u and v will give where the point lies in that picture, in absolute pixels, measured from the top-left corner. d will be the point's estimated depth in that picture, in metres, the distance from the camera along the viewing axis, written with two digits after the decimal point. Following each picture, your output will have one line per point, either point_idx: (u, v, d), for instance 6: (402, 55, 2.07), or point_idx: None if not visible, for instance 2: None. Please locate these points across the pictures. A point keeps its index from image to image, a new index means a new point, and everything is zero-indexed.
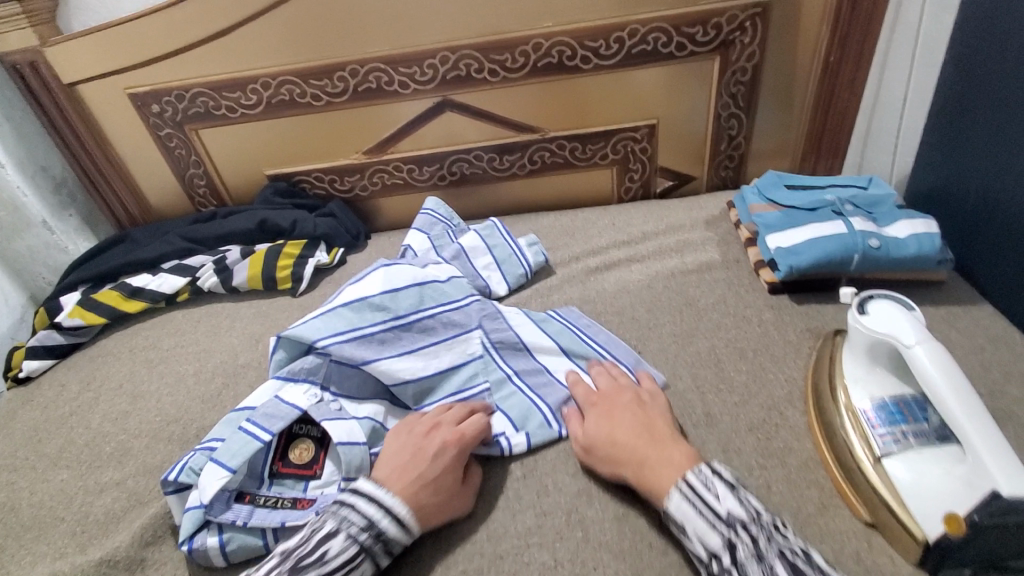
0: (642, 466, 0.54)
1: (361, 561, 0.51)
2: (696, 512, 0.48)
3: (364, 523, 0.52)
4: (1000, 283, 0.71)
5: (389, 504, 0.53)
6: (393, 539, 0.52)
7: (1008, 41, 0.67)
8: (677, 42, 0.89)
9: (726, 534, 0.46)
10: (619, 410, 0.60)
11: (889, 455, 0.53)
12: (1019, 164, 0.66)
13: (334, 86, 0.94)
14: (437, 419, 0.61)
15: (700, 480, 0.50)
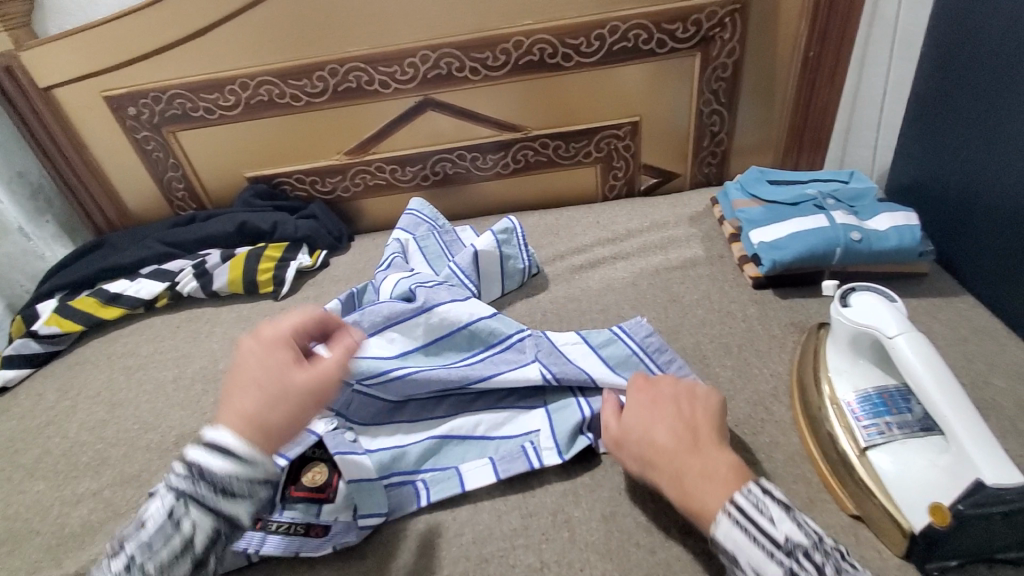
0: (681, 479, 0.49)
1: (181, 513, 0.41)
2: (750, 539, 0.43)
3: (184, 471, 0.42)
4: (981, 274, 0.72)
5: (214, 439, 0.42)
6: (226, 479, 0.42)
7: (985, 34, 0.67)
8: (658, 39, 0.89)
9: (787, 564, 0.41)
10: (666, 410, 0.54)
11: (873, 446, 0.53)
12: (998, 156, 0.67)
13: (313, 86, 0.93)
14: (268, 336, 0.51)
15: (750, 502, 0.45)
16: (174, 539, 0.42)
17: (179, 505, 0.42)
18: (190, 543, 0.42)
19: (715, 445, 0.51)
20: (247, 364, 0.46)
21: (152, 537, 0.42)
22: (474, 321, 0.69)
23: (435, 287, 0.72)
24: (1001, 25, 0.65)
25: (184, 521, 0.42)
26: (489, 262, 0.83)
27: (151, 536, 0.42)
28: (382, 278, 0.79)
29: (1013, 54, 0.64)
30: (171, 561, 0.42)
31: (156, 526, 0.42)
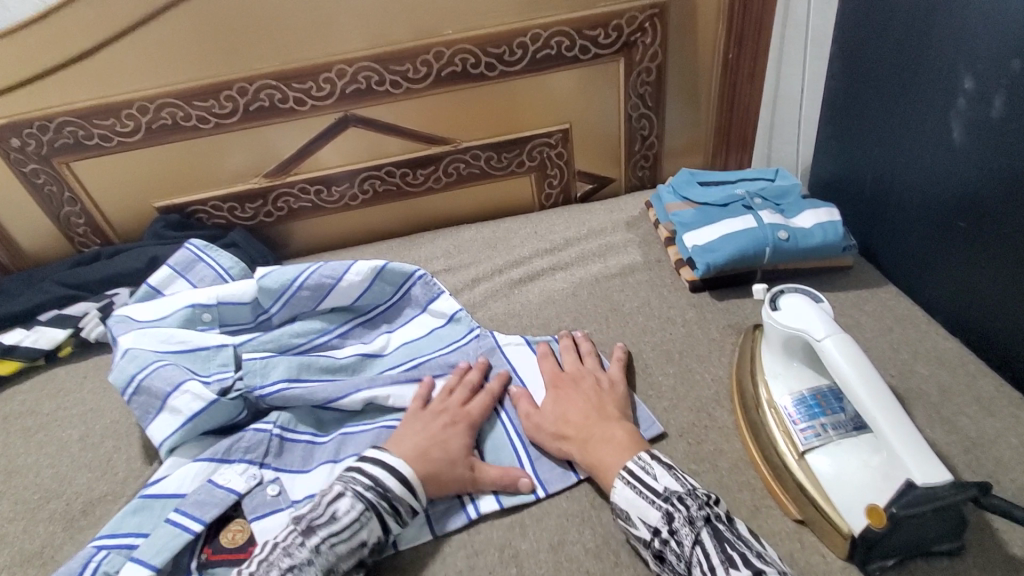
0: (584, 441, 0.57)
1: (371, 519, 0.51)
2: (637, 493, 0.52)
3: (369, 482, 0.53)
4: (901, 263, 0.74)
5: (394, 466, 0.55)
6: (400, 500, 0.53)
7: (885, 34, 0.69)
8: (581, 46, 0.88)
9: (664, 507, 0.50)
10: (575, 387, 0.64)
11: (809, 450, 0.53)
12: (909, 150, 0.69)
13: (221, 106, 0.87)
14: (444, 405, 0.63)
15: (640, 465, 0.53)
16: (353, 542, 0.50)
17: (367, 518, 0.51)
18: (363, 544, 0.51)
19: (617, 417, 0.59)
20: (432, 419, 0.61)
21: (332, 535, 0.50)
22: (416, 360, 0.73)
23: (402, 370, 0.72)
24: (897, 29, 0.68)
25: (368, 527, 0.51)
26: (398, 312, 0.80)
27: (330, 538, 0.50)
28: (297, 326, 0.76)
29: (916, 51, 0.66)
30: (342, 557, 0.50)
31: (343, 527, 0.50)
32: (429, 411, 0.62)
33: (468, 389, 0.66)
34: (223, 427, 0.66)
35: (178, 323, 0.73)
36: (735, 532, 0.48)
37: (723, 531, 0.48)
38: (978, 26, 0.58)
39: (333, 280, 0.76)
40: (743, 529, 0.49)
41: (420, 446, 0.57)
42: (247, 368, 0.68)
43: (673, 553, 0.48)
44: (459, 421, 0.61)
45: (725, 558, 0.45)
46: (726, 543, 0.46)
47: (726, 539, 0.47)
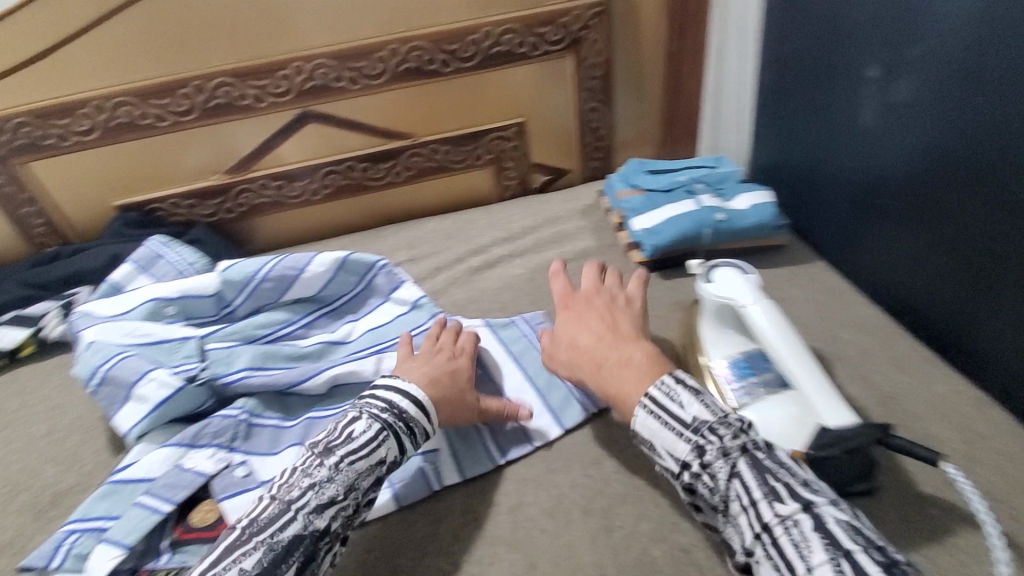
0: (600, 370, 0.57)
1: (388, 438, 0.54)
2: (662, 424, 0.49)
3: (385, 404, 0.55)
4: (830, 240, 0.81)
5: (406, 390, 0.57)
6: (414, 420, 0.56)
7: (806, 28, 0.76)
8: (531, 42, 0.92)
9: (693, 439, 0.47)
10: (589, 315, 0.63)
11: (741, 406, 0.57)
12: (832, 134, 0.75)
13: (180, 104, 0.88)
14: (438, 345, 0.67)
15: (662, 392, 0.51)
16: (372, 459, 0.52)
17: (384, 437, 0.54)
18: (380, 463, 0.53)
19: (634, 339, 0.58)
20: (435, 354, 0.65)
21: (351, 453, 0.52)
22: (382, 346, 0.76)
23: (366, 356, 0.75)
24: (816, 24, 0.74)
25: (386, 445, 0.53)
26: (364, 300, 0.83)
27: (348, 456, 0.51)
28: (264, 316, 0.78)
29: (834, 42, 0.71)
30: (362, 474, 0.52)
31: (362, 445, 0.52)
32: (432, 348, 0.66)
33: (454, 332, 0.70)
34: (190, 415, 0.68)
35: (141, 316, 0.74)
36: (777, 459, 0.45)
37: (763, 460, 0.45)
38: (882, 20, 0.64)
39: (296, 271, 0.78)
40: (785, 455, 0.46)
41: (431, 374, 0.61)
42: (212, 357, 0.70)
43: (705, 487, 0.46)
44: (459, 358, 0.66)
45: (768, 491, 0.43)
46: (768, 473, 0.44)
47: (766, 469, 0.44)
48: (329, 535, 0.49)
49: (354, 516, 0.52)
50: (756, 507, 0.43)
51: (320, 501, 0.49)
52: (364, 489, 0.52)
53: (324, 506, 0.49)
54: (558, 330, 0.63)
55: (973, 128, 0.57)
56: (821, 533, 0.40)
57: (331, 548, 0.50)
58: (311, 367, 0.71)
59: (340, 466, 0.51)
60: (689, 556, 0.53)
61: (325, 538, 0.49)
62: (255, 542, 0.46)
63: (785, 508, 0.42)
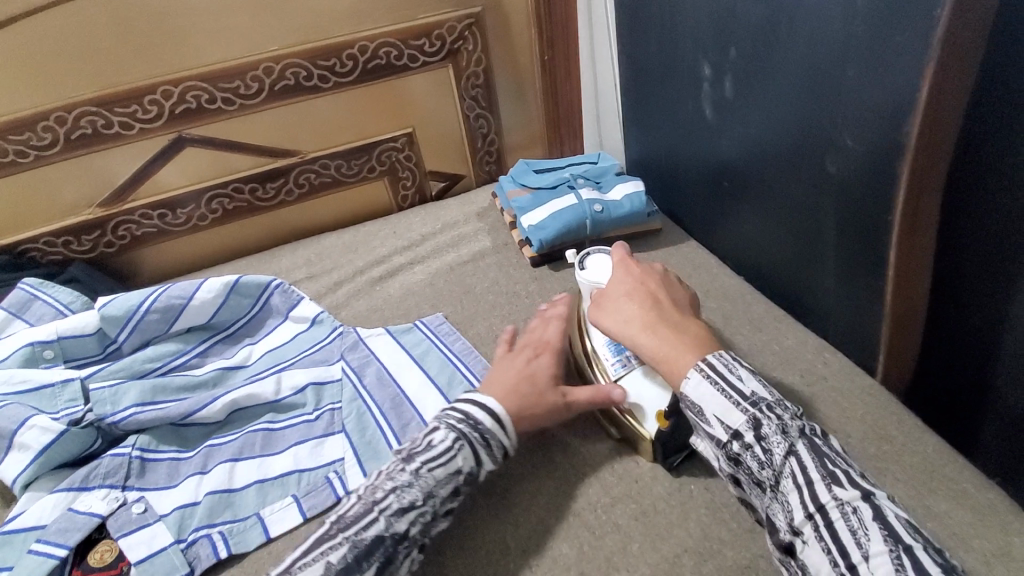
0: (653, 330, 0.59)
1: (463, 448, 0.55)
2: (718, 391, 0.51)
3: (462, 415, 0.57)
4: (695, 220, 0.89)
5: (484, 403, 0.58)
6: (492, 433, 0.56)
7: (648, 33, 0.83)
8: (408, 54, 0.95)
9: (751, 412, 0.50)
10: (643, 282, 0.64)
11: (618, 378, 0.63)
12: (683, 127, 0.83)
13: (38, 137, 0.82)
14: (525, 348, 0.66)
15: (720, 363, 0.53)
16: (450, 468, 0.54)
17: (462, 445, 0.55)
18: (456, 471, 0.54)
19: (685, 317, 0.60)
20: (522, 359, 0.64)
21: (430, 460, 0.54)
22: (282, 365, 0.76)
23: (266, 376, 0.74)
24: (656, 29, 0.81)
25: (462, 454, 0.55)
26: (261, 322, 0.82)
27: (428, 462, 0.54)
28: (152, 349, 0.76)
29: (672, 44, 0.79)
30: (439, 482, 0.53)
31: (441, 453, 0.54)
32: (517, 352, 0.66)
33: (547, 327, 0.69)
34: (79, 457, 0.65)
35: (17, 363, 0.70)
36: (835, 450, 0.49)
37: (820, 447, 0.48)
38: (706, 25, 0.72)
39: (183, 300, 0.76)
40: (838, 445, 0.50)
41: (515, 380, 0.61)
42: (96, 397, 0.68)
43: (756, 459, 0.49)
44: (546, 355, 0.65)
45: (826, 474, 0.46)
46: (826, 457, 0.47)
47: (825, 455, 0.47)
48: (407, 539, 0.51)
49: (432, 525, 0.53)
50: (814, 488, 0.46)
51: (400, 505, 0.51)
52: (442, 497, 0.53)
53: (404, 510, 0.51)
54: (610, 287, 0.65)
55: (790, 114, 0.66)
56: (879, 521, 0.43)
57: (409, 554, 0.51)
58: (205, 395, 0.70)
59: (419, 472, 0.53)
60: (582, 518, 0.58)
61: (403, 543, 0.51)
62: (336, 543, 0.49)
63: (845, 492, 0.45)
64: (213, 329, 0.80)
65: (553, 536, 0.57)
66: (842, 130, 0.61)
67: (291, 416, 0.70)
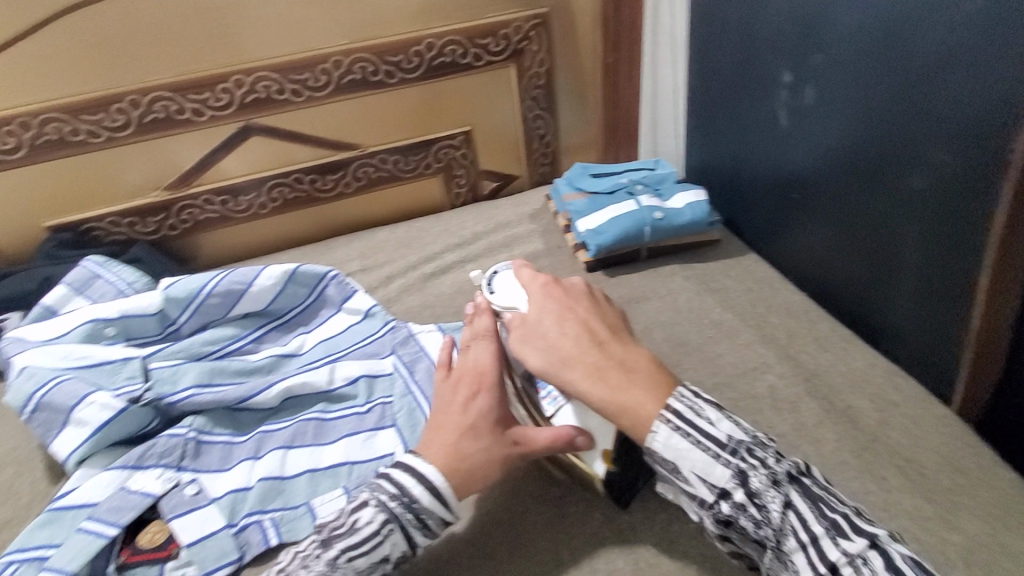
0: (602, 371, 0.53)
1: (392, 532, 0.49)
2: (692, 445, 0.48)
3: (396, 492, 0.50)
4: (759, 233, 0.86)
5: (422, 474, 0.51)
6: (428, 513, 0.50)
7: (725, 38, 0.81)
8: (473, 53, 0.95)
9: (734, 465, 0.47)
10: (571, 308, 0.58)
11: (552, 415, 0.59)
12: (754, 136, 0.80)
13: (113, 119, 0.85)
14: (459, 382, 0.57)
15: (686, 406, 0.49)
16: (374, 556, 0.49)
17: (389, 531, 0.49)
18: (384, 555, 0.49)
19: (628, 345, 0.55)
20: (458, 402, 0.55)
21: (352, 548, 0.48)
22: (335, 356, 0.76)
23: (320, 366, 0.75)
24: (734, 33, 0.79)
25: (391, 540, 0.49)
26: (315, 311, 0.83)
27: (351, 551, 0.48)
28: (209, 332, 0.77)
29: (749, 52, 0.77)
30: (360, 571, 0.48)
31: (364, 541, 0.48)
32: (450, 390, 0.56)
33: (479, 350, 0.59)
34: (134, 436, 0.66)
35: (79, 339, 0.72)
36: (821, 486, 0.46)
37: (811, 488, 0.46)
38: (792, 31, 0.70)
39: (243, 285, 0.77)
40: (822, 478, 0.47)
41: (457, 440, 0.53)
42: (156, 377, 0.69)
43: (752, 518, 0.45)
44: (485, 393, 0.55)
45: (827, 524, 0.43)
46: (820, 502, 0.45)
47: (818, 498, 0.45)
48: None
49: None
50: (818, 544, 0.43)
51: None
52: None
53: None
54: (535, 318, 0.58)
55: (875, 127, 0.63)
56: (891, 571, 0.40)
57: None
58: (261, 381, 0.71)
59: (340, 562, 0.47)
60: (636, 533, 0.57)
61: None
62: None
63: (851, 544, 0.42)
64: (268, 316, 0.80)
65: (606, 550, 0.55)
66: (934, 148, 0.58)
67: (343, 407, 0.70)
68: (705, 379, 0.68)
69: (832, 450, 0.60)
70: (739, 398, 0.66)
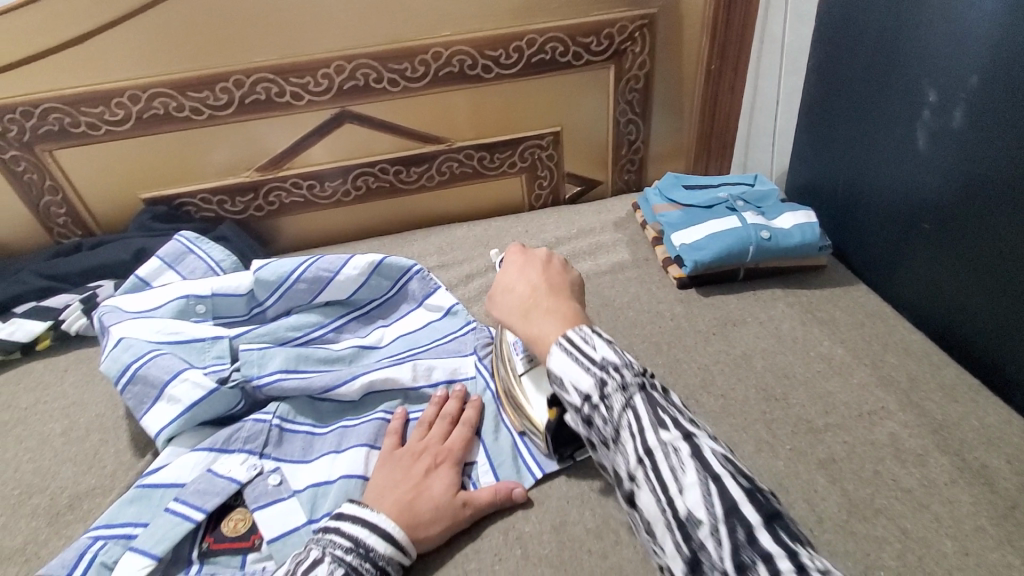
0: (526, 319, 0.54)
1: None
2: (572, 361, 0.47)
3: (351, 543, 0.49)
4: (872, 263, 0.80)
5: (376, 522, 0.51)
6: (386, 559, 0.50)
7: (858, 50, 0.75)
8: (574, 51, 0.92)
9: (600, 376, 0.46)
10: (527, 269, 0.59)
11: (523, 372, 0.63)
12: (878, 156, 0.75)
13: (216, 97, 0.86)
14: (422, 446, 0.59)
15: (580, 337, 0.49)
16: None
17: None
18: None
19: (564, 296, 0.55)
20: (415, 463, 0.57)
21: None
22: (416, 352, 0.74)
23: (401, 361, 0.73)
24: (871, 42, 0.73)
25: None
26: (396, 305, 0.81)
27: None
28: (294, 317, 0.76)
29: (886, 65, 0.71)
30: None
31: None
32: (408, 452, 0.59)
33: (447, 422, 0.62)
34: (220, 417, 0.66)
35: (171, 314, 0.72)
36: (672, 402, 0.45)
37: (657, 396, 0.45)
38: (944, 43, 0.64)
39: (330, 273, 0.76)
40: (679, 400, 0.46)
41: (410, 495, 0.54)
42: (244, 358, 0.68)
43: (600, 418, 0.45)
44: (443, 460, 0.58)
45: (661, 425, 0.43)
46: (662, 410, 0.44)
47: (659, 403, 0.44)
48: None
49: None
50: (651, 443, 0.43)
51: None
52: None
53: None
54: (498, 277, 0.60)
55: (1002, 142, 0.59)
56: (697, 464, 0.40)
57: None
58: (344, 372, 0.70)
59: None
60: None
61: None
62: None
63: (671, 439, 0.42)
64: (350, 306, 0.79)
65: None
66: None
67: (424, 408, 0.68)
68: (814, 418, 0.63)
69: (967, 514, 0.54)
70: (855, 443, 0.61)
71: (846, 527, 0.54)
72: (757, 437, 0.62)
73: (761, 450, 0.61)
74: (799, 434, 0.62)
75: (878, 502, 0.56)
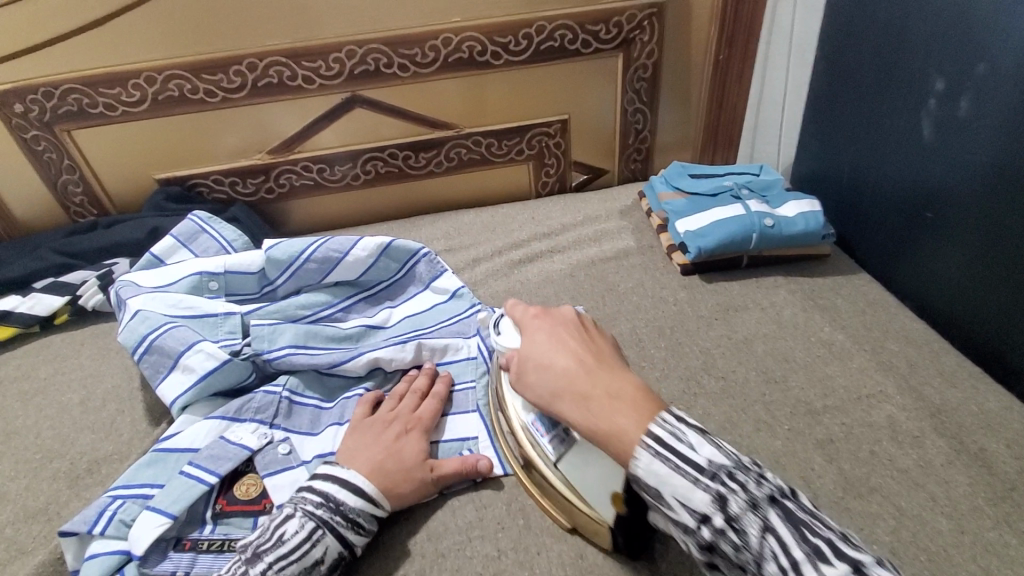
0: (586, 399, 0.49)
1: (325, 535, 0.51)
2: (672, 469, 0.42)
3: (319, 498, 0.53)
4: (875, 252, 0.80)
5: (345, 478, 0.54)
6: (357, 512, 0.53)
7: (865, 40, 0.76)
8: (582, 39, 0.92)
9: (715, 488, 0.41)
10: (561, 332, 0.56)
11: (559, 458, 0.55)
12: (884, 146, 0.75)
13: (230, 80, 0.88)
14: (393, 412, 0.62)
15: (668, 431, 0.44)
16: (305, 561, 0.50)
17: (319, 535, 0.51)
18: (318, 561, 0.50)
19: (619, 369, 0.51)
20: (384, 427, 0.60)
21: (281, 557, 0.49)
22: (422, 332, 0.76)
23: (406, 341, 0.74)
24: (878, 31, 0.73)
25: (324, 542, 0.51)
26: (402, 286, 0.82)
27: (280, 560, 0.49)
28: (303, 296, 0.78)
29: (893, 55, 0.72)
30: None
31: (294, 547, 0.50)
32: (378, 417, 0.61)
33: (416, 396, 0.65)
34: (232, 388, 0.68)
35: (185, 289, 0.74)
36: (805, 509, 0.41)
37: (793, 510, 0.41)
38: (952, 32, 0.64)
39: (340, 253, 0.78)
40: (810, 501, 0.42)
41: (379, 457, 0.56)
42: (255, 333, 0.70)
43: (730, 542, 0.41)
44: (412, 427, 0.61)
45: (810, 550, 0.38)
46: (803, 527, 0.40)
47: (797, 518, 0.40)
48: None
49: None
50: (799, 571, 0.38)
51: None
52: None
53: None
54: (528, 350, 0.55)
55: None
56: None
57: None
58: (351, 350, 0.71)
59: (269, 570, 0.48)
60: None
61: None
62: None
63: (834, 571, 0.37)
64: (357, 286, 0.80)
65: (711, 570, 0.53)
66: None
67: None
68: (812, 400, 0.64)
69: (963, 495, 0.55)
70: (852, 424, 0.62)
71: (841, 504, 0.55)
72: (756, 418, 0.63)
73: (760, 430, 0.62)
74: (797, 416, 0.63)
75: (874, 481, 0.57)
